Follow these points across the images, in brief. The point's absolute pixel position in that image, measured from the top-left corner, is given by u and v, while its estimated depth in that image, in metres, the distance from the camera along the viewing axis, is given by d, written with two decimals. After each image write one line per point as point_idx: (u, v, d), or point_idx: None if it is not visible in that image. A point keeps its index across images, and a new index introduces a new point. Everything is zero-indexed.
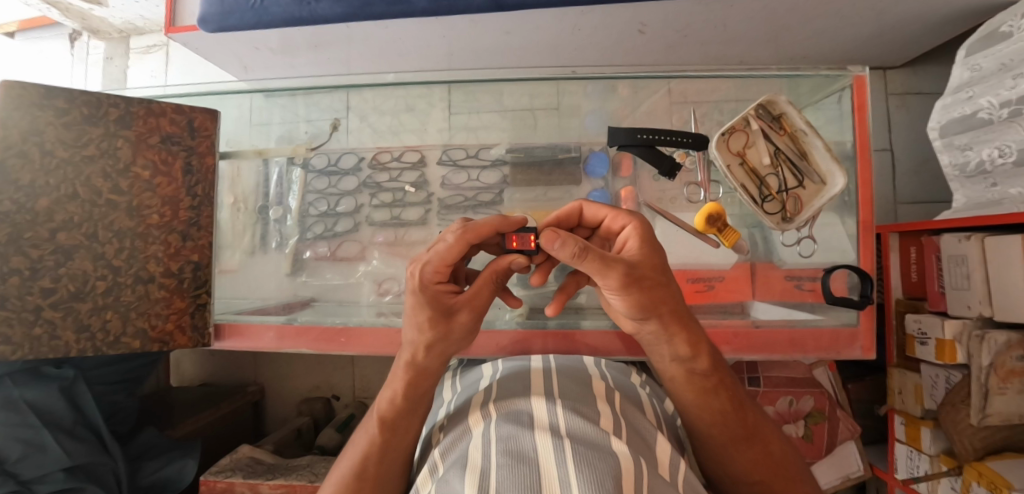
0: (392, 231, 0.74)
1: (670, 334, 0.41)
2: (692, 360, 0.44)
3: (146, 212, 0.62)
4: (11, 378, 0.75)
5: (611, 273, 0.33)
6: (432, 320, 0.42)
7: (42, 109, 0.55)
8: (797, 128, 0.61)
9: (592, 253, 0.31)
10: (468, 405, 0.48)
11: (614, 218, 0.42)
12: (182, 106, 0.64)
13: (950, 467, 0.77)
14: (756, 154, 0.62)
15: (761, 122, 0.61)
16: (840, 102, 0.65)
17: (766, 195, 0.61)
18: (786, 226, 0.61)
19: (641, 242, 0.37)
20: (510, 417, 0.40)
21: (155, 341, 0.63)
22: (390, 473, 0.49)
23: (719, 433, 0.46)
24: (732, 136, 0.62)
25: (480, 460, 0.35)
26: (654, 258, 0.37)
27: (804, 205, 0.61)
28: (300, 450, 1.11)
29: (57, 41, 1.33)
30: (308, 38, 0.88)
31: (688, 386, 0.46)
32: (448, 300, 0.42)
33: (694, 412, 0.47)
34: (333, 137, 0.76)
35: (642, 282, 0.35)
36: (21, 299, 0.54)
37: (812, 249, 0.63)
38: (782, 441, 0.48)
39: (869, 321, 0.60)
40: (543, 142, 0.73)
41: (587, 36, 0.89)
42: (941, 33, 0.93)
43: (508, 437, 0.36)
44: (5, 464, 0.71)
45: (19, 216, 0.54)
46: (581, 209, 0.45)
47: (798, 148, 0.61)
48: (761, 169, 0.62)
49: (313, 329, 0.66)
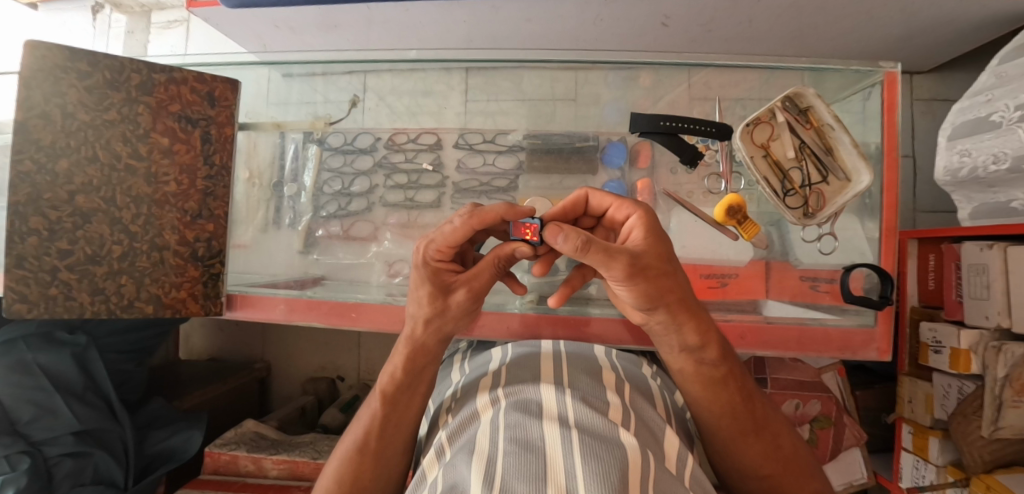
0: (404, 213, 0.74)
1: (679, 323, 0.40)
2: (701, 350, 0.43)
3: (163, 180, 0.61)
4: (26, 341, 0.79)
5: (616, 264, 0.32)
6: (431, 297, 0.44)
7: (65, 71, 0.55)
8: (825, 123, 0.59)
9: (595, 245, 0.31)
10: (475, 388, 0.48)
11: (619, 207, 0.41)
12: (204, 76, 0.63)
13: (957, 478, 0.75)
14: (781, 147, 0.60)
15: (786, 114, 0.60)
16: (867, 99, 0.64)
17: (789, 189, 0.60)
18: (806, 222, 0.59)
19: (646, 232, 0.37)
20: (519, 405, 0.40)
21: (167, 308, 0.63)
22: (394, 446, 0.50)
23: (728, 426, 0.46)
24: (758, 127, 0.60)
25: (486, 447, 0.35)
26: (660, 249, 0.36)
27: (826, 202, 0.60)
28: (303, 428, 1.13)
29: (81, 13, 1.34)
30: (329, 18, 0.89)
31: (696, 378, 0.45)
32: (447, 278, 0.44)
33: (702, 405, 0.46)
34: (350, 115, 0.77)
35: (648, 272, 0.35)
36: (38, 259, 0.55)
37: (832, 246, 0.63)
38: (791, 437, 0.48)
39: (886, 323, 0.59)
40: (561, 130, 0.72)
41: (609, 26, 0.89)
42: (973, 38, 0.91)
43: (515, 425, 0.36)
44: (17, 425, 0.74)
45: (39, 177, 0.54)
46: (587, 198, 0.45)
47: (824, 143, 0.60)
48: (785, 162, 0.60)
49: (324, 304, 0.65)
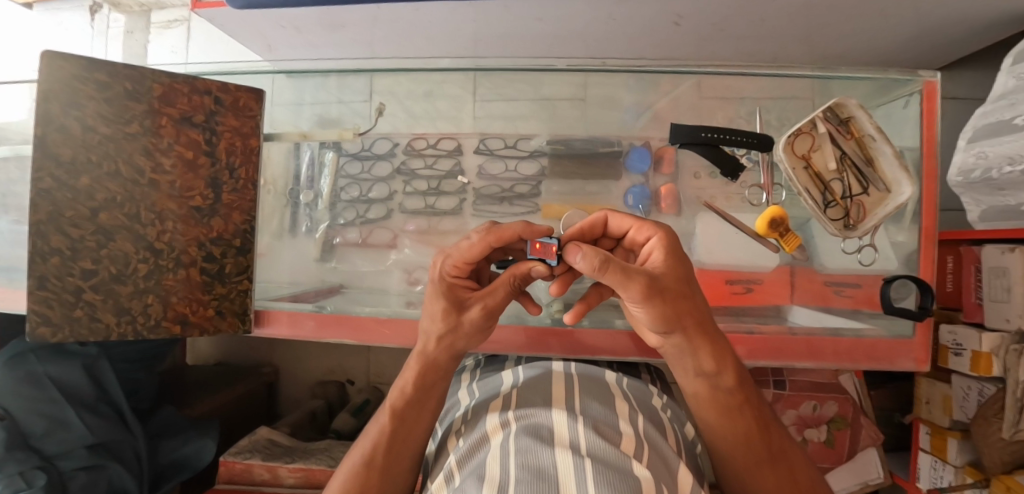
0: (423, 219, 0.72)
1: (694, 347, 0.41)
2: (717, 375, 0.44)
3: (189, 195, 0.60)
4: (37, 353, 0.77)
5: (633, 284, 0.34)
6: (445, 312, 0.45)
7: (83, 82, 0.52)
8: (866, 133, 0.58)
9: (613, 265, 0.32)
10: (485, 408, 0.48)
11: (639, 229, 0.42)
12: (227, 86, 0.62)
13: (975, 479, 0.76)
14: (821, 157, 0.59)
15: (828, 125, 0.59)
16: (907, 107, 0.62)
17: (829, 201, 0.59)
18: (847, 233, 0.58)
19: (665, 254, 0.38)
20: (530, 429, 0.39)
21: (195, 326, 0.62)
22: (400, 463, 0.49)
23: (743, 456, 0.46)
24: (798, 138, 0.59)
25: (498, 474, 0.34)
26: (677, 272, 0.38)
27: (867, 213, 0.59)
28: (313, 433, 1.11)
29: (77, 13, 1.30)
30: (337, 19, 0.87)
31: (712, 404, 0.46)
32: (462, 294, 0.45)
33: (717, 432, 0.47)
34: (378, 123, 0.73)
35: (664, 293, 0.36)
36: (61, 280, 0.53)
37: (872, 257, 0.61)
38: (810, 472, 0.46)
39: (925, 334, 0.57)
40: (583, 135, 0.71)
41: (620, 25, 0.88)
42: (986, 36, 0.90)
43: (525, 451, 0.35)
44: (30, 438, 0.72)
45: (59, 193, 0.52)
46: (606, 220, 0.45)
47: (864, 154, 0.59)
48: (826, 174, 0.59)
49: (349, 320, 0.63)
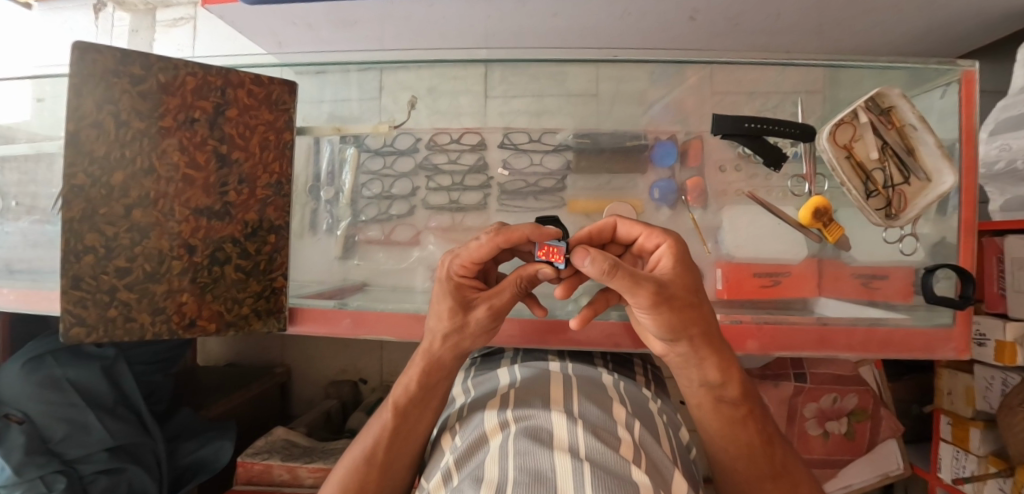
0: (446, 216, 0.72)
1: (701, 357, 0.40)
2: (722, 387, 0.43)
3: (226, 189, 0.59)
4: (54, 356, 0.77)
5: (642, 291, 0.32)
6: (452, 311, 0.44)
7: (118, 75, 0.51)
8: (907, 123, 0.58)
9: (622, 270, 0.31)
10: (484, 405, 0.46)
11: (648, 236, 0.41)
12: (260, 78, 0.61)
13: (999, 468, 0.76)
14: (863, 147, 0.60)
15: (869, 115, 0.59)
16: (943, 97, 0.61)
17: (871, 191, 0.59)
18: (891, 223, 0.59)
19: (674, 261, 0.37)
20: (529, 432, 0.36)
21: (231, 324, 0.62)
22: (399, 460, 0.49)
23: (745, 469, 0.45)
24: (840, 128, 0.59)
25: (496, 475, 0.31)
26: (687, 280, 0.36)
27: (908, 202, 0.60)
28: (330, 433, 1.10)
29: (81, 12, 1.28)
30: (351, 15, 0.86)
31: (716, 414, 0.45)
32: (468, 294, 0.45)
33: (719, 443, 0.46)
34: (413, 116, 0.74)
35: (673, 302, 0.35)
36: (95, 278, 0.52)
37: (914, 246, 0.62)
38: (812, 483, 0.45)
39: (965, 324, 0.57)
40: (609, 129, 0.70)
41: (636, 20, 0.87)
42: (1002, 28, 0.90)
43: (526, 453, 0.33)
44: (50, 443, 0.71)
45: (93, 190, 0.51)
46: (615, 225, 0.44)
47: (906, 144, 0.60)
48: (868, 163, 0.60)
49: (378, 318, 0.63)
